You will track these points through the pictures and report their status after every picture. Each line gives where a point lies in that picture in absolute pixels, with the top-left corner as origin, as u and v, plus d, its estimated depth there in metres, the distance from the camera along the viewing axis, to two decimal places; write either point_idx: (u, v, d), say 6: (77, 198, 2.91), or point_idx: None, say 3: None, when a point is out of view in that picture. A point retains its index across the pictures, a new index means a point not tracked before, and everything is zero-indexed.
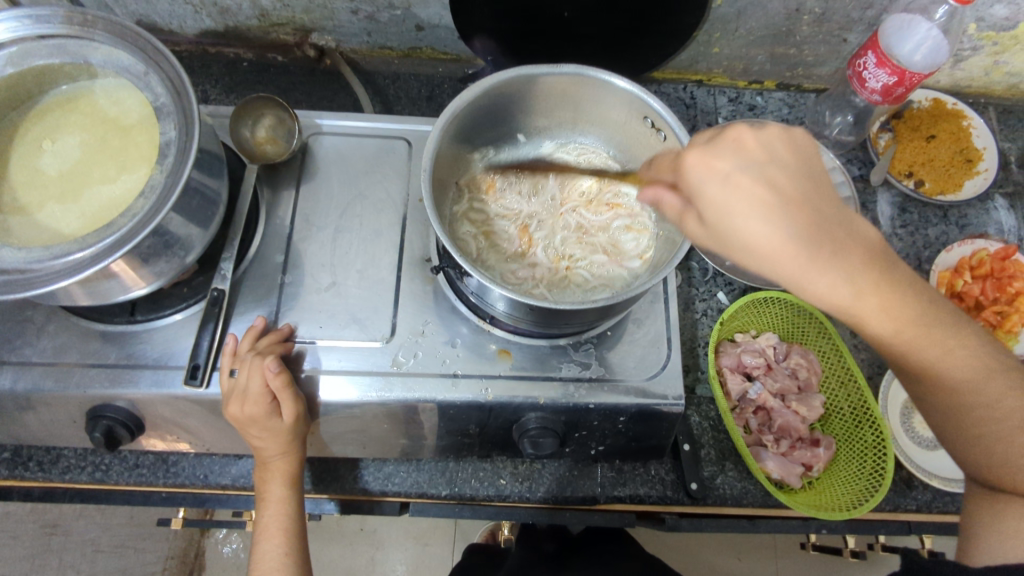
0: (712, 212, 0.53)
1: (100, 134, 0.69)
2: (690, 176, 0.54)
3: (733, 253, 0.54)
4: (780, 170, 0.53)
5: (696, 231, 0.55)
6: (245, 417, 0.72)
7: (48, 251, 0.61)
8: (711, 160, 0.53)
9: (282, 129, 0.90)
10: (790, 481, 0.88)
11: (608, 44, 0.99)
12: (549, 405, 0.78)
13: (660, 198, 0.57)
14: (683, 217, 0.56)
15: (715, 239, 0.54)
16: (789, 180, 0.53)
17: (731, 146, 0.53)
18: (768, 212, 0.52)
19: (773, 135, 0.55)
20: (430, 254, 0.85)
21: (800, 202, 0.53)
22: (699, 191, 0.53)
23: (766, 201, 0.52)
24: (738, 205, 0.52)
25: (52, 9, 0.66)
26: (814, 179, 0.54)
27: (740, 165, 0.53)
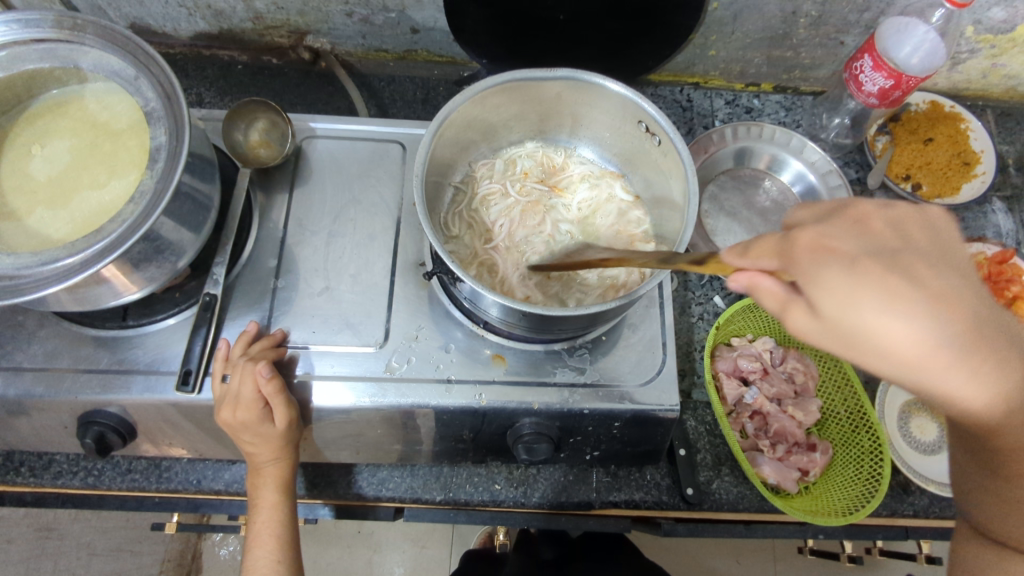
0: (837, 308, 0.41)
1: (90, 138, 0.69)
2: (798, 263, 0.42)
3: (859, 355, 0.42)
4: (909, 255, 0.42)
5: (808, 327, 0.43)
6: (237, 423, 0.72)
7: (37, 257, 0.61)
8: (825, 241, 0.42)
9: (276, 133, 0.89)
10: (787, 486, 0.87)
11: (604, 47, 0.98)
12: (544, 410, 0.78)
13: (757, 285, 0.45)
14: (788, 309, 0.44)
15: (833, 335, 0.42)
16: (917, 264, 0.42)
17: (847, 225, 0.43)
18: (898, 301, 0.40)
19: (898, 214, 0.44)
20: (424, 258, 0.85)
21: (938, 288, 0.41)
22: (818, 278, 0.41)
23: (899, 293, 0.40)
24: (871, 289, 0.40)
25: (41, 13, 0.65)
26: (946, 257, 0.43)
27: (857, 249, 0.42)
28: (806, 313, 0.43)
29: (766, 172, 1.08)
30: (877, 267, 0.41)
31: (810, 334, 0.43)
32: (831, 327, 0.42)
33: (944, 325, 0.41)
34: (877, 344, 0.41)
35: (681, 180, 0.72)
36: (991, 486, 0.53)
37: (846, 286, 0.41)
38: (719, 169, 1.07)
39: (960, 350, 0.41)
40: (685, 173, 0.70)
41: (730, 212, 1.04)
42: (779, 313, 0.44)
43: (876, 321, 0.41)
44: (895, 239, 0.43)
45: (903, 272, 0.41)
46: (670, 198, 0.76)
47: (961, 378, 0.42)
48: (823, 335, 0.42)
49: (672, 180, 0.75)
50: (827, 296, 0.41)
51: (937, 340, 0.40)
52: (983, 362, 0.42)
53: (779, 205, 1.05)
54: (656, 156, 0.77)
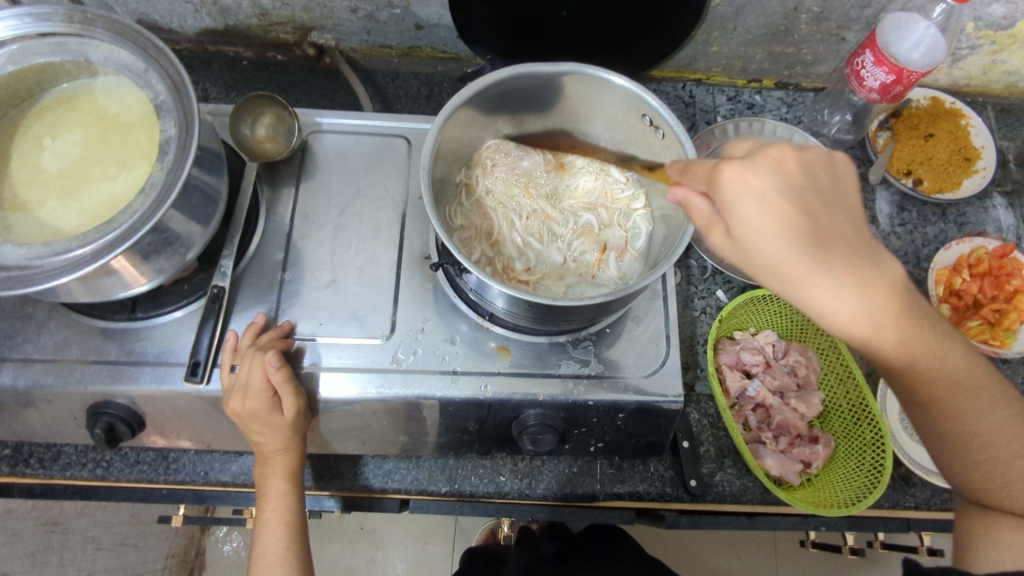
0: (747, 233, 0.52)
1: (100, 131, 0.70)
2: (724, 189, 0.52)
3: (758, 270, 0.53)
4: (811, 194, 0.53)
5: (722, 242, 0.55)
6: (246, 412, 0.72)
7: (49, 248, 0.61)
8: (749, 177, 0.52)
9: (282, 128, 0.90)
10: (789, 478, 0.88)
11: (607, 43, 0.99)
12: (549, 401, 0.78)
13: (690, 203, 0.55)
14: (710, 226, 0.55)
15: (739, 251, 0.53)
16: (816, 202, 0.53)
17: (770, 164, 0.53)
18: (795, 231, 0.51)
19: (811, 159, 0.55)
20: (430, 251, 0.86)
21: (829, 228, 0.52)
22: (735, 209, 0.52)
23: (797, 226, 0.51)
24: (777, 222, 0.51)
25: (52, 7, 0.67)
26: (840, 199, 0.55)
27: (775, 185, 0.52)
28: (722, 231, 0.54)
29: None
30: (786, 204, 0.51)
31: (724, 250, 0.55)
32: (739, 244, 0.53)
33: (829, 258, 0.52)
34: (774, 263, 0.52)
35: None
36: (936, 431, 0.63)
37: (756, 211, 0.51)
38: None
39: (835, 276, 0.52)
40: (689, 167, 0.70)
41: None
42: (703, 224, 0.55)
43: (775, 244, 0.51)
44: (806, 180, 0.53)
45: (804, 211, 0.52)
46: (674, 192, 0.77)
47: (833, 304, 0.53)
48: (733, 251, 0.54)
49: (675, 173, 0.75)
50: (741, 225, 0.52)
51: (815, 265, 0.52)
52: (855, 285, 0.53)
53: None
54: (660, 150, 0.78)
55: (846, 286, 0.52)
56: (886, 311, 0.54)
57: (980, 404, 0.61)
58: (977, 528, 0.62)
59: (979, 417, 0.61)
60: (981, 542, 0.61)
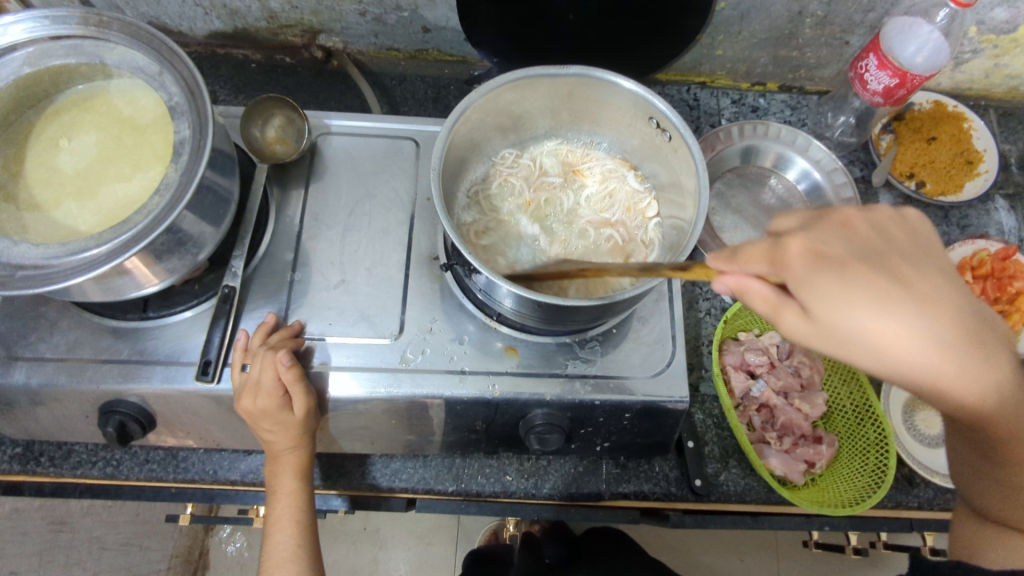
0: (830, 311, 0.46)
1: (115, 133, 0.71)
2: (794, 266, 0.47)
3: (850, 352, 0.47)
4: (892, 257, 0.48)
5: (796, 324, 0.49)
6: (258, 410, 0.73)
7: (66, 247, 0.62)
8: (819, 250, 0.48)
9: (291, 129, 0.91)
10: (794, 478, 0.88)
11: (613, 46, 1.00)
12: (556, 401, 0.79)
13: (750, 289, 0.50)
14: (779, 311, 0.50)
15: (823, 333, 0.48)
16: (896, 265, 0.48)
17: (833, 232, 0.49)
18: (883, 302, 0.46)
19: (880, 219, 0.51)
20: (438, 252, 0.87)
21: (921, 292, 0.47)
22: (808, 286, 0.47)
23: (882, 296, 0.47)
24: (859, 292, 0.46)
25: (67, 10, 0.68)
26: (923, 252, 0.50)
27: (846, 255, 0.48)
28: (794, 310, 0.49)
29: (771, 169, 1.10)
30: (861, 273, 0.47)
31: (800, 334, 0.49)
32: (815, 321, 0.48)
33: (930, 324, 0.47)
34: (867, 339, 0.47)
35: (691, 176, 0.74)
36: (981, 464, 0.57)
37: (833, 287, 0.46)
38: (726, 167, 1.09)
39: (937, 344, 0.47)
40: (696, 169, 0.71)
41: (737, 209, 1.06)
42: (769, 312, 0.50)
43: (859, 317, 0.46)
44: (875, 243, 0.49)
45: (886, 274, 0.47)
46: (681, 194, 0.78)
47: (927, 370, 0.47)
48: (809, 333, 0.49)
49: (683, 173, 0.76)
50: (818, 301, 0.47)
51: (909, 334, 0.47)
52: (961, 351, 0.47)
53: (784, 203, 1.07)
54: (667, 153, 0.79)
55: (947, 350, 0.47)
56: (989, 370, 0.48)
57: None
58: (987, 543, 0.58)
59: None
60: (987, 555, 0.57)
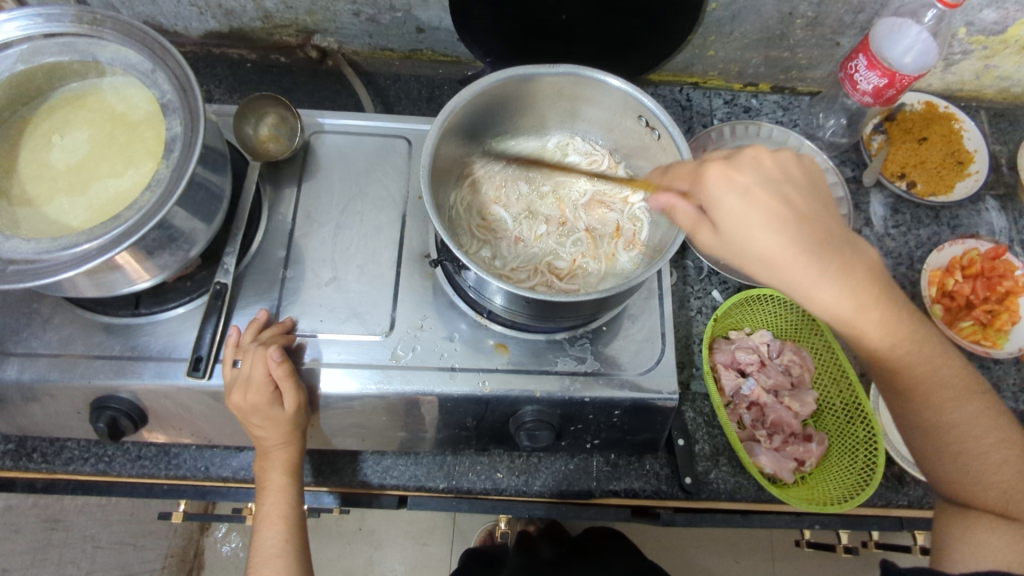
0: (733, 225, 0.56)
1: (107, 130, 0.71)
2: (708, 186, 0.57)
3: (748, 261, 0.57)
4: (788, 186, 0.58)
5: (708, 237, 0.59)
6: (247, 406, 0.74)
7: (56, 243, 0.63)
8: (732, 174, 0.57)
9: (284, 128, 0.92)
10: (783, 476, 0.89)
11: (605, 46, 1.01)
12: (546, 397, 0.80)
13: (675, 207, 0.60)
14: (698, 228, 0.59)
15: (727, 244, 0.57)
16: (791, 193, 0.58)
17: (751, 164, 0.58)
18: (780, 224, 0.56)
19: (784, 157, 0.60)
20: (429, 250, 0.87)
21: (810, 220, 0.57)
22: (717, 204, 0.56)
23: (780, 216, 0.56)
24: (759, 213, 0.55)
25: (61, 9, 0.68)
26: (815, 191, 0.59)
27: (754, 181, 0.57)
28: (706, 227, 0.58)
29: None
30: (765, 197, 0.56)
31: (711, 246, 0.59)
32: (717, 236, 0.58)
33: (814, 250, 0.56)
34: (759, 251, 0.56)
35: None
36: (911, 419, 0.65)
37: (736, 206, 0.56)
38: None
39: (823, 266, 0.56)
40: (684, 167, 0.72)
41: None
42: (690, 226, 0.60)
43: (754, 233, 0.56)
44: (783, 178, 0.58)
45: (783, 200, 0.57)
46: None
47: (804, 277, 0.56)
48: (717, 243, 0.58)
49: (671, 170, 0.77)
50: (720, 216, 0.57)
51: (801, 251, 0.56)
52: (842, 273, 0.57)
53: None
54: (656, 151, 0.80)
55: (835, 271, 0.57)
56: (859, 284, 0.58)
57: (957, 392, 0.63)
58: (955, 527, 0.63)
59: (958, 408, 0.63)
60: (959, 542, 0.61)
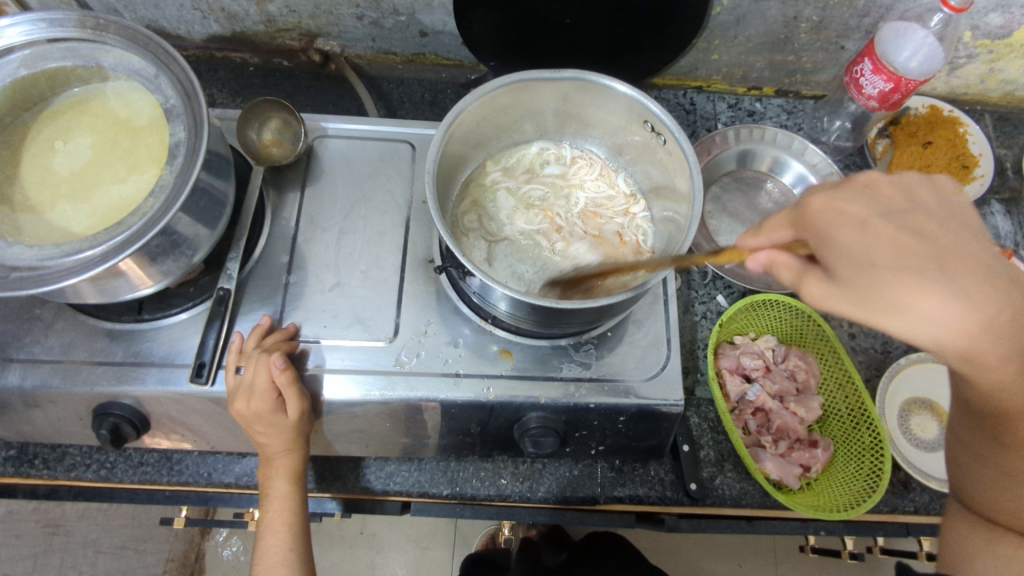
0: (852, 264, 0.49)
1: (111, 136, 0.71)
2: (819, 223, 0.51)
3: (878, 311, 0.48)
4: (921, 214, 0.51)
5: (816, 287, 0.51)
6: (251, 412, 0.73)
7: (59, 249, 0.62)
8: (841, 206, 0.51)
9: (288, 133, 0.91)
10: (789, 482, 0.88)
11: (610, 50, 1.00)
12: (550, 404, 0.79)
13: (776, 261, 0.54)
14: (802, 279, 0.52)
15: (849, 293, 0.49)
16: (924, 222, 0.50)
17: (863, 193, 0.52)
18: (911, 259, 0.48)
19: (904, 182, 0.54)
20: (433, 255, 0.87)
21: (955, 250, 0.49)
22: (831, 242, 0.50)
23: (917, 250, 0.48)
24: (877, 250, 0.48)
25: (65, 13, 0.67)
26: (956, 217, 0.51)
27: (869, 212, 0.50)
28: (814, 275, 0.51)
29: (767, 173, 1.10)
30: (881, 232, 0.49)
31: (823, 300, 0.51)
32: (824, 288, 0.51)
33: (952, 279, 0.47)
34: (897, 297, 0.47)
35: (686, 179, 0.74)
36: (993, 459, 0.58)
37: (847, 246, 0.49)
38: (722, 171, 1.09)
39: (972, 307, 0.47)
40: (690, 172, 0.71)
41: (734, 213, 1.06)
42: (795, 282, 0.53)
43: (869, 277, 0.48)
44: (901, 207, 0.51)
45: (911, 231, 0.49)
46: (675, 198, 0.78)
47: (927, 314, 0.47)
48: (825, 292, 0.51)
49: (676, 175, 0.77)
50: (835, 256, 0.50)
51: (949, 291, 0.47)
52: (1002, 316, 0.48)
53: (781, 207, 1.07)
54: (661, 156, 0.79)
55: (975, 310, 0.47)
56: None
57: None
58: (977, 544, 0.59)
59: None
60: (979, 553, 0.58)
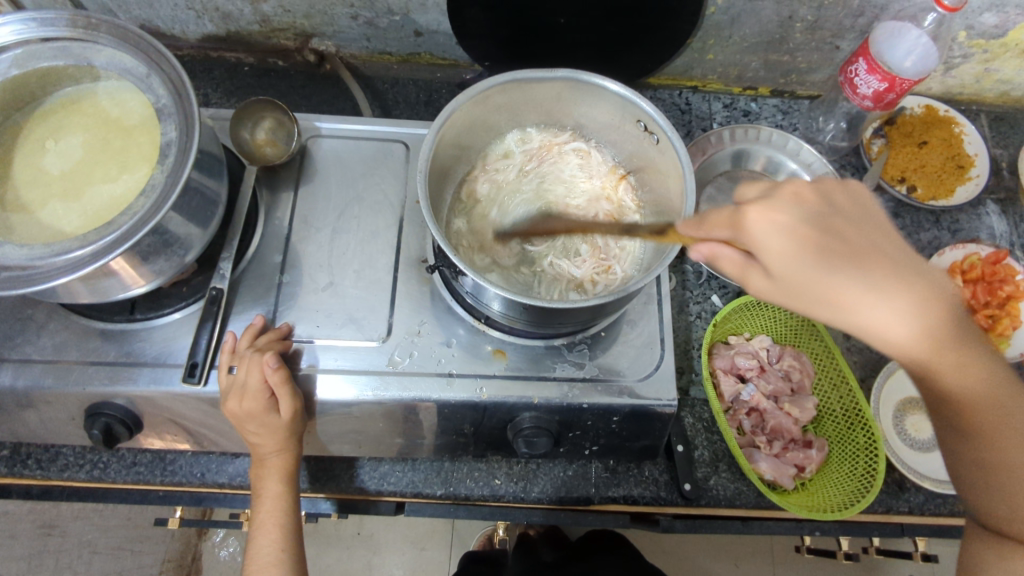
0: (782, 265, 0.52)
1: (102, 135, 0.71)
2: (748, 226, 0.53)
3: (803, 304, 0.53)
4: (837, 217, 0.54)
5: (753, 279, 0.55)
6: (243, 412, 0.73)
7: (50, 249, 0.62)
8: (770, 213, 0.53)
9: (281, 132, 0.91)
10: (783, 482, 0.88)
11: (604, 50, 1.00)
12: (543, 404, 0.79)
13: (718, 254, 0.55)
14: (745, 273, 0.55)
15: (782, 288, 0.53)
16: (842, 226, 0.53)
17: (788, 200, 0.54)
18: (829, 257, 0.52)
19: (827, 187, 0.56)
20: (426, 255, 0.87)
21: (867, 249, 0.52)
22: (760, 244, 0.52)
23: (832, 251, 0.52)
24: (804, 251, 0.52)
25: (56, 13, 0.68)
26: (869, 219, 0.55)
27: (795, 216, 0.53)
28: (747, 270, 0.55)
29: (763, 174, 1.09)
30: (807, 235, 0.52)
31: (763, 291, 0.55)
32: (756, 280, 0.55)
33: (878, 280, 0.51)
34: (818, 292, 0.52)
35: (679, 179, 0.74)
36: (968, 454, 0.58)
37: (776, 252, 0.52)
38: (717, 170, 1.09)
39: (890, 298, 0.51)
40: (682, 171, 0.71)
41: None
42: (739, 273, 0.56)
43: (801, 273, 0.52)
44: (826, 211, 0.54)
45: (829, 234, 0.53)
46: (669, 197, 0.78)
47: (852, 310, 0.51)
48: (760, 281, 0.55)
49: (670, 175, 0.76)
50: (769, 256, 0.52)
51: (861, 285, 0.51)
52: (913, 303, 0.51)
53: None
54: (655, 155, 0.79)
55: (898, 299, 0.51)
56: (938, 318, 0.52)
57: None
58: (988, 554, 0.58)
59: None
60: (992, 570, 0.57)
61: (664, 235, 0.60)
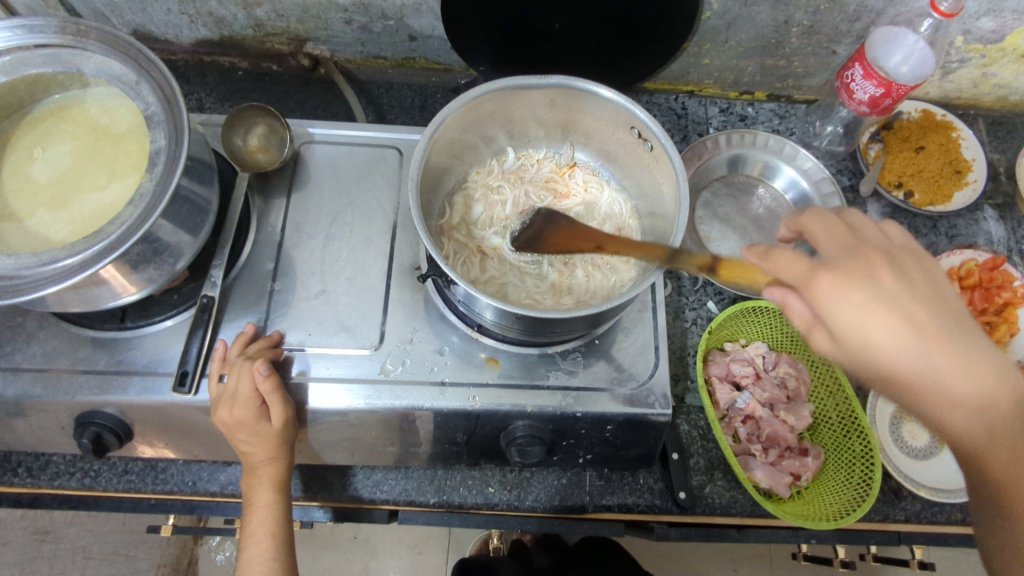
0: (847, 333, 0.51)
1: (90, 142, 0.70)
2: (816, 290, 0.52)
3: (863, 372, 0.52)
4: (917, 298, 0.52)
5: (813, 330, 0.54)
6: (233, 421, 0.73)
7: (37, 258, 0.62)
8: (842, 284, 0.51)
9: (274, 138, 0.90)
10: (779, 491, 0.87)
11: (599, 55, 1.00)
12: (537, 413, 0.78)
13: (789, 305, 0.55)
14: (812, 330, 0.54)
15: (845, 351, 0.52)
16: (918, 306, 0.51)
17: (862, 271, 0.52)
18: (897, 333, 0.50)
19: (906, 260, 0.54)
20: (419, 262, 0.86)
21: (940, 335, 0.51)
22: (826, 312, 0.51)
23: (902, 330, 0.50)
24: (868, 324, 0.50)
25: (45, 19, 0.67)
26: (950, 305, 0.52)
27: (869, 289, 0.51)
28: (813, 329, 0.54)
29: (759, 178, 1.09)
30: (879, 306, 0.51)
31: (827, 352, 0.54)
32: (818, 338, 0.54)
33: (942, 367, 0.50)
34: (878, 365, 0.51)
35: (673, 187, 0.73)
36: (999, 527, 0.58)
37: (843, 318, 0.51)
38: (713, 176, 1.08)
39: (950, 385, 0.50)
40: (677, 180, 0.71)
41: (724, 219, 1.06)
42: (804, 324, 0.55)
43: (864, 341, 0.51)
44: (903, 291, 0.52)
45: (904, 314, 0.51)
46: (663, 204, 0.78)
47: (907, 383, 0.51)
48: (820, 340, 0.54)
49: (664, 182, 0.76)
50: (833, 321, 0.51)
51: (924, 367, 0.50)
52: (978, 395, 0.50)
53: (773, 213, 1.06)
54: (650, 163, 0.79)
55: (959, 389, 0.50)
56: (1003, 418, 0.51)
57: None
58: None
59: None
60: None
61: (681, 259, 0.64)
